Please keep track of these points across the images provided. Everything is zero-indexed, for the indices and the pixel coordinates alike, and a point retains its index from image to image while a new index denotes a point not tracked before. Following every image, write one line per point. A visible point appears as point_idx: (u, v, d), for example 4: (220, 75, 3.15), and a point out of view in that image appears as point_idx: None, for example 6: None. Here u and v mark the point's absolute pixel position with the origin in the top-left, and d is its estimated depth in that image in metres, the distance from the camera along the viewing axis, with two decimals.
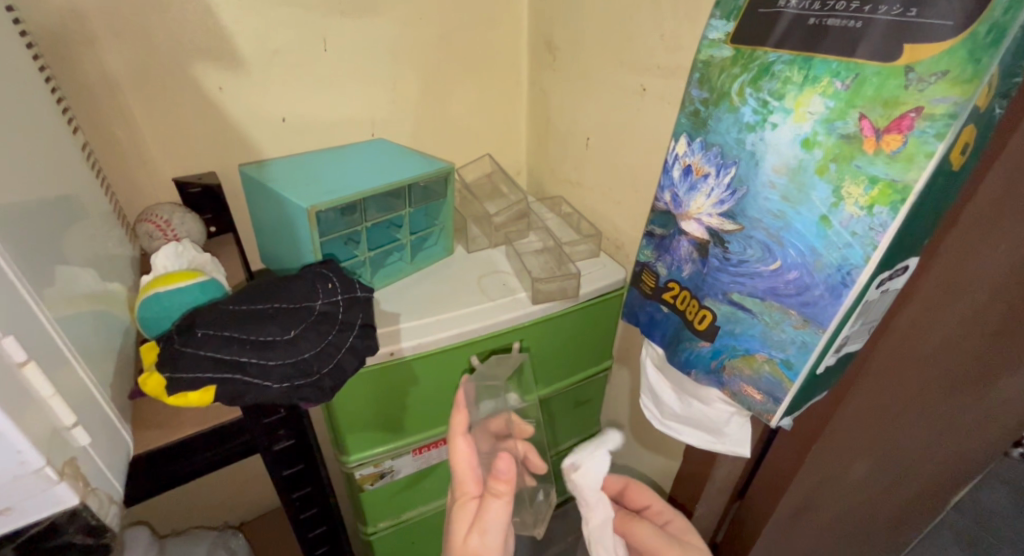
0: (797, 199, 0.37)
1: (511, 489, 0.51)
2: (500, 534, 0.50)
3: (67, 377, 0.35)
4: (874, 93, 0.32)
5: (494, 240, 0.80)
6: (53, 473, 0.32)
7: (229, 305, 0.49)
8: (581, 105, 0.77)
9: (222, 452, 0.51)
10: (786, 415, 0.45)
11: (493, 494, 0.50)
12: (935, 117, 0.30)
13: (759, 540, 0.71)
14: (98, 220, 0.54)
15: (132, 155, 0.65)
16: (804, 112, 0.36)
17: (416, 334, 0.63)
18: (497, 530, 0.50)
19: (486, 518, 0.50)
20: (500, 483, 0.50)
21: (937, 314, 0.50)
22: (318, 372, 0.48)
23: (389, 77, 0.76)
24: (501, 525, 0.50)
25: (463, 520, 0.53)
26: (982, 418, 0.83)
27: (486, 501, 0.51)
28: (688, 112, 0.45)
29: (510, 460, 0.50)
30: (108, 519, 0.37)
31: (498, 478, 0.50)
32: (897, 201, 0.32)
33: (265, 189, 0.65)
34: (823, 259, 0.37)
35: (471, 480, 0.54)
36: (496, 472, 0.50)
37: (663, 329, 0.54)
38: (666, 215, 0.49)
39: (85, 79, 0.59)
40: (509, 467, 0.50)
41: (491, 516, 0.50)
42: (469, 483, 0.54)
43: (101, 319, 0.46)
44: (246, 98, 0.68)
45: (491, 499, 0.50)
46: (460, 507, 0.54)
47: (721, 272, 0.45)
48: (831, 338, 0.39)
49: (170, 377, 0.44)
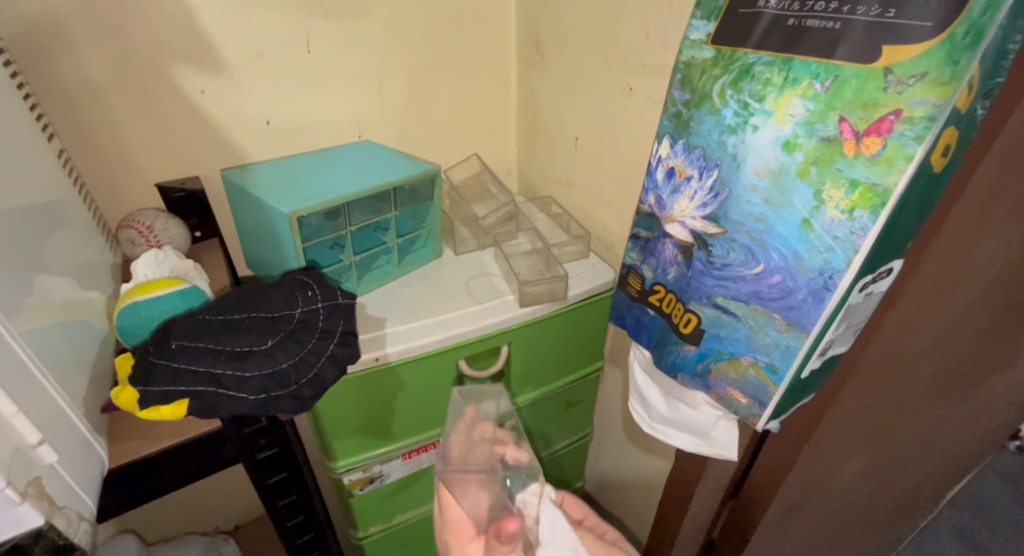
0: (779, 202, 0.37)
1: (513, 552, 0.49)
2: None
3: (33, 394, 0.34)
4: (853, 95, 0.32)
5: (483, 242, 0.79)
6: (14, 494, 0.32)
7: (206, 314, 0.48)
8: (570, 104, 0.76)
9: (202, 463, 0.51)
10: (772, 419, 0.44)
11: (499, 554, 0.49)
12: (914, 120, 0.29)
13: (751, 539, 0.71)
14: (77, 227, 0.53)
15: (113, 160, 0.64)
16: (785, 114, 0.35)
17: (401, 339, 0.63)
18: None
19: None
20: (506, 546, 0.49)
21: (925, 313, 0.49)
22: (296, 382, 0.47)
23: (375, 78, 0.75)
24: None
25: None
26: (975, 414, 0.83)
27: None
28: (671, 114, 0.44)
29: (516, 520, 0.50)
30: (76, 537, 0.37)
31: (502, 539, 0.49)
32: (877, 205, 0.32)
33: (248, 194, 0.64)
34: (805, 263, 0.36)
35: (466, 521, 0.54)
36: (504, 535, 0.49)
37: (649, 332, 0.53)
38: (650, 218, 0.49)
39: (63, 84, 0.59)
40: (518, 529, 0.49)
41: None
42: (464, 527, 0.54)
43: (79, 330, 0.45)
44: (229, 101, 0.67)
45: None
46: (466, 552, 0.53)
47: (705, 276, 0.44)
48: (815, 343, 0.39)
49: (144, 390, 0.43)
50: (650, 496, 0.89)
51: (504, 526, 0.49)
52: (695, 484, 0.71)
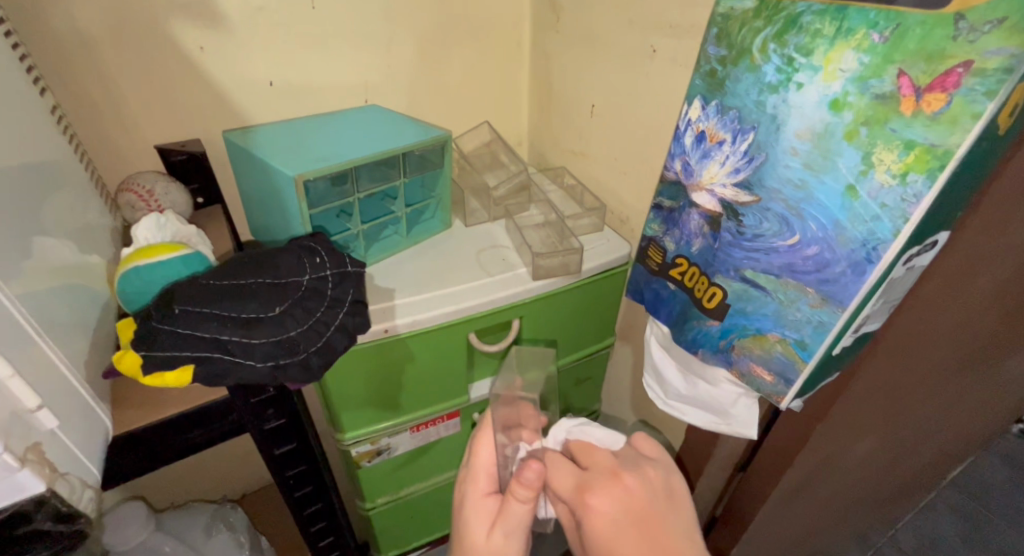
0: (822, 167, 0.35)
1: (536, 495, 0.45)
2: (523, 535, 0.47)
3: (31, 358, 0.33)
4: (916, 46, 0.29)
5: (494, 213, 0.77)
6: (13, 460, 0.30)
7: (209, 279, 0.46)
8: (587, 69, 0.73)
9: (210, 432, 0.50)
10: (796, 397, 0.43)
11: (519, 501, 0.46)
12: (986, 72, 0.26)
13: (757, 517, 0.70)
14: (76, 188, 0.51)
15: (111, 120, 0.62)
16: (835, 69, 0.32)
17: (411, 310, 0.61)
18: (521, 531, 0.47)
19: (507, 520, 0.46)
20: (523, 489, 0.45)
21: (956, 292, 0.47)
22: (305, 350, 0.46)
23: (383, 37, 0.72)
24: (524, 526, 0.47)
25: (480, 524, 0.49)
26: (988, 397, 0.81)
27: (508, 507, 0.46)
28: (704, 72, 0.42)
29: (537, 464, 0.46)
30: (81, 505, 0.36)
31: (522, 484, 0.45)
32: (935, 168, 0.29)
33: (251, 158, 0.62)
34: (846, 233, 0.34)
35: (485, 476, 0.52)
36: (521, 479, 0.45)
37: (669, 307, 0.51)
38: (676, 186, 0.46)
39: (57, 38, 0.56)
40: (538, 475, 0.45)
41: (513, 517, 0.46)
42: (483, 481, 0.52)
43: (80, 294, 0.43)
44: (230, 60, 0.64)
45: (517, 505, 0.46)
46: (475, 506, 0.50)
47: (734, 247, 0.42)
48: (851, 318, 0.37)
49: (147, 355, 0.42)
50: None
51: (523, 471, 0.46)
52: (706, 461, 0.70)
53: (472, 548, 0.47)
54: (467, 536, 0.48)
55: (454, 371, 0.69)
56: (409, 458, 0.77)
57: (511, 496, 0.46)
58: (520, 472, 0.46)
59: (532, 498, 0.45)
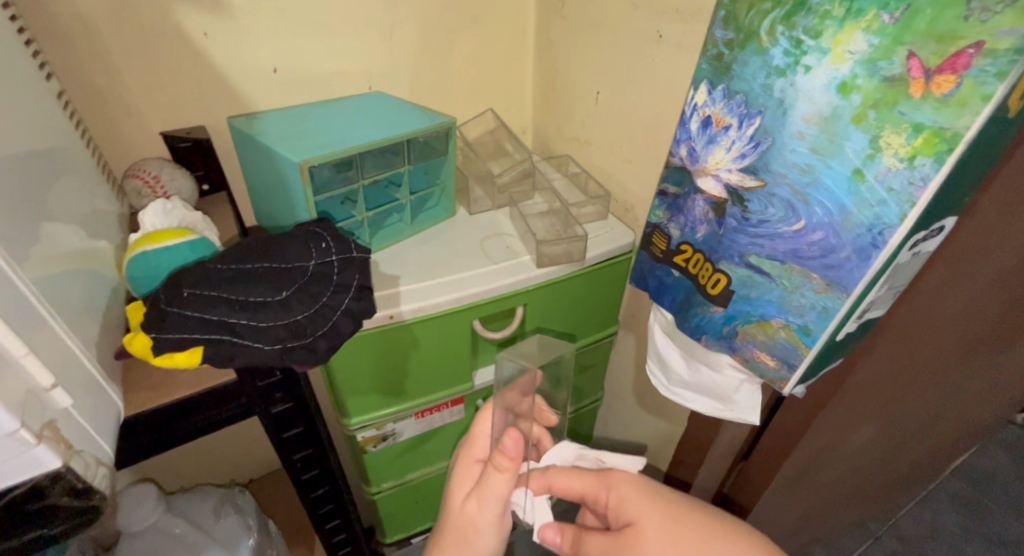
0: (828, 152, 0.34)
1: (515, 468, 0.48)
2: (497, 506, 0.49)
3: (44, 338, 0.33)
4: (927, 28, 0.29)
5: (498, 201, 0.77)
6: (30, 436, 0.31)
7: (216, 263, 0.47)
8: (593, 56, 0.72)
9: (217, 415, 0.50)
10: (799, 382, 0.43)
11: (497, 469, 0.49)
12: (998, 53, 0.26)
13: (758, 503, 0.71)
14: (83, 173, 0.51)
15: (116, 106, 0.62)
16: (844, 51, 0.32)
17: (416, 297, 0.61)
18: (493, 502, 0.49)
19: (484, 489, 0.49)
20: (502, 457, 0.48)
21: (961, 280, 0.47)
22: (313, 334, 0.46)
23: (387, 23, 0.71)
24: (498, 499, 0.49)
25: (462, 486, 0.54)
26: (992, 385, 0.81)
27: (489, 473, 0.49)
28: (711, 56, 0.41)
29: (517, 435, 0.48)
30: (96, 481, 0.36)
31: (502, 453, 0.48)
32: (942, 151, 0.29)
33: (255, 145, 0.62)
34: (852, 218, 0.34)
35: (479, 445, 0.55)
36: (500, 448, 0.48)
37: (673, 294, 0.51)
38: (682, 171, 0.46)
39: (61, 23, 0.55)
40: (516, 445, 0.48)
41: (489, 487, 0.49)
42: (478, 448, 0.55)
43: (90, 278, 0.44)
44: (234, 46, 0.64)
45: (495, 473, 0.49)
46: (463, 468, 0.55)
47: (739, 233, 0.42)
48: (855, 304, 0.37)
49: (157, 337, 0.42)
50: (660, 459, 0.89)
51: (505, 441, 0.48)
52: (708, 447, 0.70)
53: (450, 504, 0.53)
54: (450, 490, 0.55)
55: (458, 358, 0.70)
56: (415, 443, 0.77)
57: (491, 465, 0.49)
58: (501, 444, 0.48)
59: (507, 467, 0.48)
